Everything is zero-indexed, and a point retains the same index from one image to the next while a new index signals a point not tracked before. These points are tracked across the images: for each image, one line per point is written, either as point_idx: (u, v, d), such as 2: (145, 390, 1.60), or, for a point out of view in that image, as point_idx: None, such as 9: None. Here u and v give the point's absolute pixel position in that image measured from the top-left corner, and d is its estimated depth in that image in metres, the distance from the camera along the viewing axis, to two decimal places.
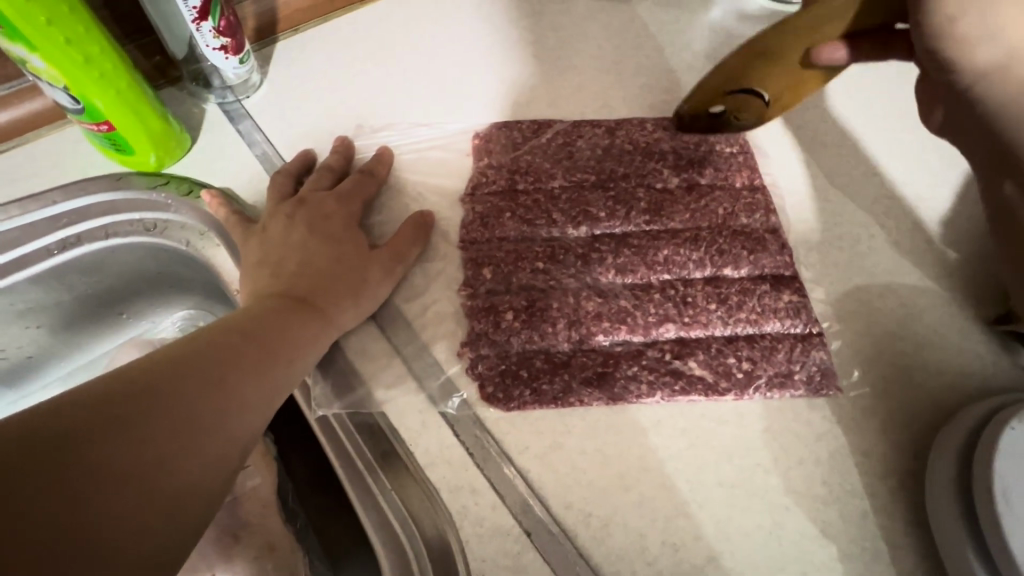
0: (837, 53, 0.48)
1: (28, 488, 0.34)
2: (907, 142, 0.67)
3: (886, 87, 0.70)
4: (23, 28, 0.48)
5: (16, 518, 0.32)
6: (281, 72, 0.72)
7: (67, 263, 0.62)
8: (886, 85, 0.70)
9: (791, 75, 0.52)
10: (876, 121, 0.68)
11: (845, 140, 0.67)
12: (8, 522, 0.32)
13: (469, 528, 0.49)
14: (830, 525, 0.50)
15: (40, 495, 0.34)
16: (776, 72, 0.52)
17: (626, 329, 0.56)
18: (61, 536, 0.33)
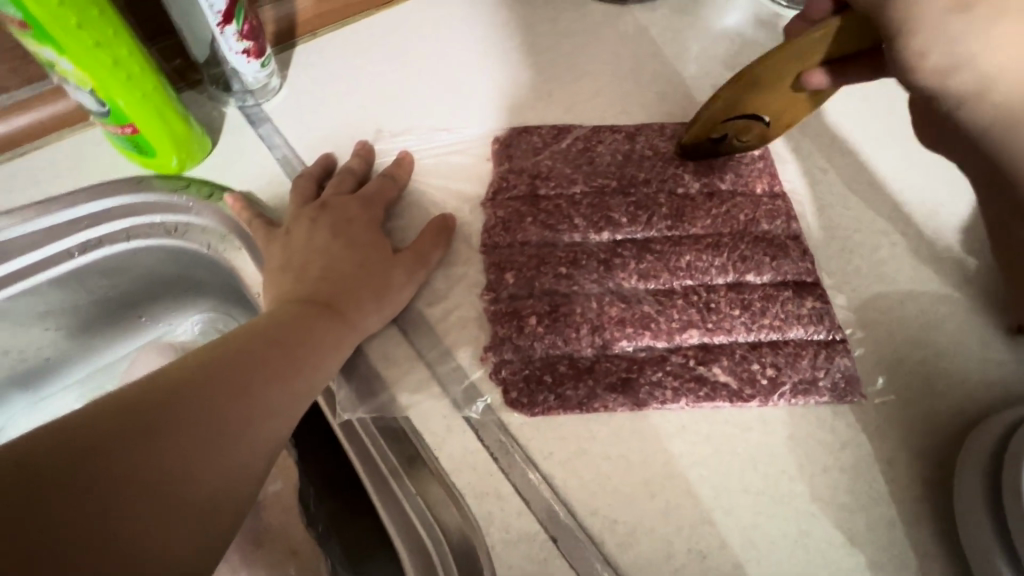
0: (821, 79, 0.49)
1: (30, 489, 0.33)
2: (890, 151, 0.67)
3: (854, 97, 0.70)
4: (54, 30, 0.48)
5: (19, 518, 0.32)
6: (301, 76, 0.72)
7: (87, 265, 0.62)
8: (856, 95, 0.70)
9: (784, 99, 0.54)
10: (857, 134, 0.68)
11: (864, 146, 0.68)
12: (8, 525, 0.32)
13: (495, 534, 0.49)
14: (857, 533, 0.50)
15: (39, 495, 0.33)
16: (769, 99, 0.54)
17: (649, 334, 0.55)
18: (62, 538, 0.32)
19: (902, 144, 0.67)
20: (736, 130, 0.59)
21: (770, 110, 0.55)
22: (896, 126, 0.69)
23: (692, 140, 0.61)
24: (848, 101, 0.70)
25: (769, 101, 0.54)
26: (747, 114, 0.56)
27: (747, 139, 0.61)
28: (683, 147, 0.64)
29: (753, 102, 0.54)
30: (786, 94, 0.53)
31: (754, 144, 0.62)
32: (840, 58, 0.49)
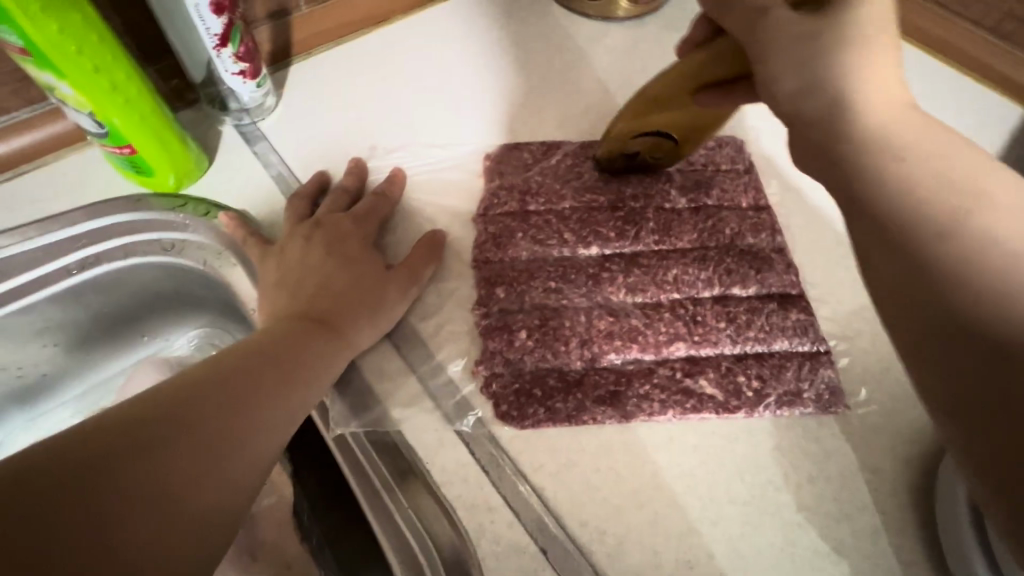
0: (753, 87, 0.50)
1: (33, 505, 0.34)
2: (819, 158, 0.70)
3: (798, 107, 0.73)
4: (55, 57, 0.50)
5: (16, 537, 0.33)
6: (296, 94, 0.74)
7: (85, 282, 0.64)
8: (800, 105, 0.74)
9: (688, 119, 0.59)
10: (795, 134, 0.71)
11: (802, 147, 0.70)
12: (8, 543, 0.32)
13: (487, 546, 0.50)
14: (842, 543, 0.51)
15: (39, 512, 0.34)
16: (676, 118, 0.59)
17: (637, 347, 0.57)
18: (64, 551, 0.34)
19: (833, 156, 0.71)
20: (650, 146, 0.63)
21: (677, 127, 0.60)
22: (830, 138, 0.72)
23: (607, 155, 0.65)
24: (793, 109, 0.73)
25: (674, 116, 0.58)
26: (657, 131, 0.61)
27: (661, 155, 0.64)
28: (601, 162, 0.66)
29: (660, 120, 0.59)
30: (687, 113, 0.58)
31: (668, 162, 0.65)
32: (720, 85, 0.54)
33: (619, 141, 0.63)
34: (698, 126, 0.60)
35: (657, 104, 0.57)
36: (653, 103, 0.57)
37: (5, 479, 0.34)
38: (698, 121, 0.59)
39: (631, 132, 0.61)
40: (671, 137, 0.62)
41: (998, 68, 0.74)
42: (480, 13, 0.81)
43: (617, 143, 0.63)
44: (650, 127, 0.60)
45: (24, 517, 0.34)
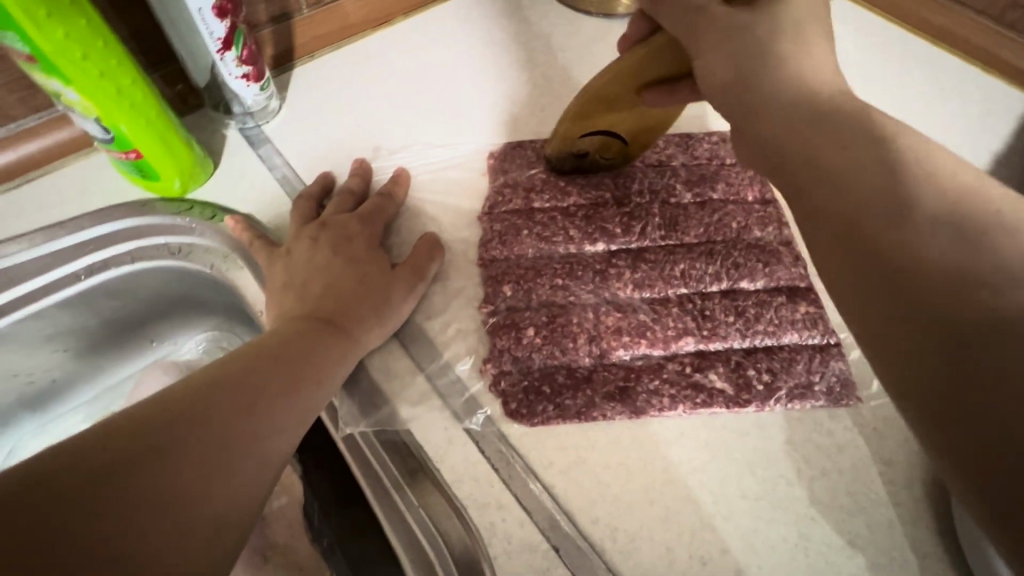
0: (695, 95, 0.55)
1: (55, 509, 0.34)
2: None
3: None
4: (61, 64, 0.50)
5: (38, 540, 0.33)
6: (299, 97, 0.74)
7: (94, 288, 0.64)
8: None
9: (632, 119, 0.61)
10: None
11: None
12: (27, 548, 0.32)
13: (498, 544, 0.50)
14: (857, 536, 0.50)
15: (62, 516, 0.34)
16: (622, 117, 0.61)
17: (645, 343, 0.56)
18: (86, 554, 0.33)
19: None
20: (599, 145, 0.64)
21: (624, 125, 0.62)
22: None
23: (557, 153, 0.65)
24: None
25: (619, 118, 0.61)
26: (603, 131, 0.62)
27: (608, 157, 0.66)
28: (551, 161, 0.66)
29: (605, 119, 0.61)
30: (632, 112, 0.60)
31: (619, 164, 0.67)
32: (663, 83, 0.57)
33: (568, 138, 0.64)
34: (646, 127, 0.62)
35: (607, 107, 0.60)
36: (598, 99, 0.58)
37: (17, 486, 0.34)
38: (646, 123, 0.62)
39: (578, 132, 0.62)
40: (618, 135, 0.63)
41: (1002, 55, 0.73)
42: (481, 14, 0.81)
43: (566, 140, 0.64)
44: (597, 128, 0.62)
45: (47, 521, 0.34)
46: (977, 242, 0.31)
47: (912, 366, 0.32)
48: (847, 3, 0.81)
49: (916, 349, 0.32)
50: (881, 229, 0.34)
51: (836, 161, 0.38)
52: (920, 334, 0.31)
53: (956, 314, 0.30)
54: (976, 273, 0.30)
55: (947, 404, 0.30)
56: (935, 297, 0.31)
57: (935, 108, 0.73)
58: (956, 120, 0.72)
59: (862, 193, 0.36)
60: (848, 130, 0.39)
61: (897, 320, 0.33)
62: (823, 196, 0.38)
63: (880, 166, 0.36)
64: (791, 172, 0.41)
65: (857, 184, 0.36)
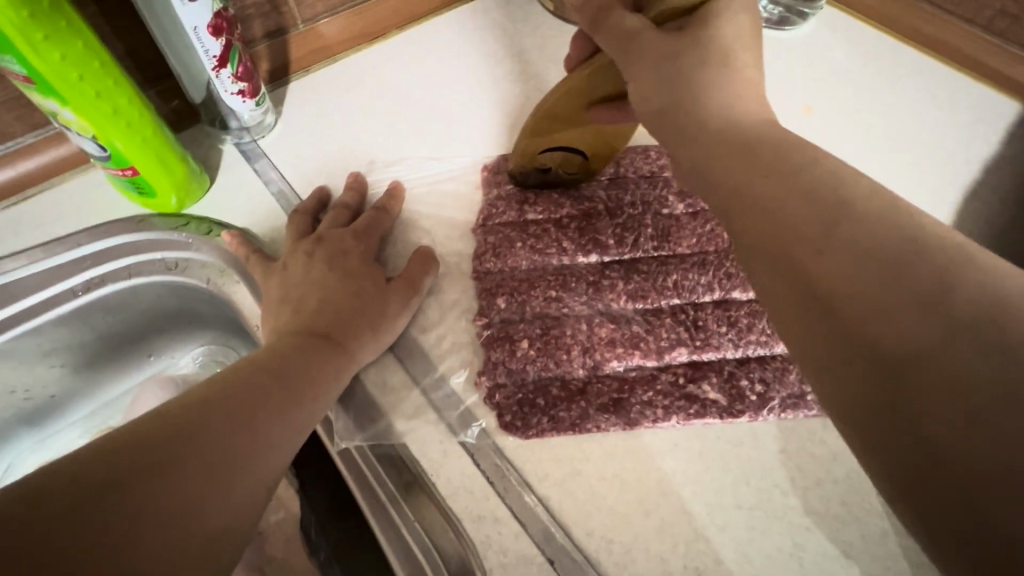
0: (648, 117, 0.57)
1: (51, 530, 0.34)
2: None
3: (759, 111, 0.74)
4: (58, 85, 0.51)
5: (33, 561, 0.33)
6: (295, 112, 0.75)
7: (92, 303, 0.65)
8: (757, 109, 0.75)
9: (588, 134, 0.62)
10: None
11: None
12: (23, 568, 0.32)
13: (494, 557, 0.50)
14: (852, 546, 0.50)
15: (58, 538, 0.34)
16: (578, 134, 0.61)
17: (639, 353, 0.57)
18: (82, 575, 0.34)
19: None
20: (560, 160, 0.65)
21: (582, 140, 0.62)
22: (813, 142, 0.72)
23: (519, 169, 0.66)
24: None
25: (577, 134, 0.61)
26: (561, 146, 0.63)
27: (573, 171, 0.66)
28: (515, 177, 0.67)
29: (562, 135, 0.62)
30: (587, 128, 0.61)
31: (583, 179, 0.67)
32: (611, 100, 0.58)
33: (528, 154, 0.64)
34: (604, 142, 0.63)
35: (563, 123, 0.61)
36: (551, 117, 0.60)
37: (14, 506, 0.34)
38: (604, 138, 0.62)
39: (536, 148, 0.63)
40: (578, 151, 0.64)
41: (990, 63, 0.74)
42: (476, 26, 0.82)
43: (525, 156, 0.64)
44: (556, 143, 0.63)
45: (43, 542, 0.34)
46: (896, 263, 0.30)
47: (848, 395, 0.31)
48: (836, 12, 0.82)
49: (853, 377, 0.31)
50: (810, 256, 0.34)
51: (766, 193, 0.39)
52: (853, 360, 0.31)
53: (883, 337, 0.30)
54: (898, 294, 0.30)
55: (887, 435, 0.29)
56: (864, 321, 0.31)
57: (924, 116, 0.73)
58: (946, 128, 0.72)
59: (792, 218, 0.36)
60: (778, 163, 0.40)
61: (828, 346, 0.32)
62: (754, 227, 0.38)
63: (808, 193, 0.36)
64: (727, 209, 0.42)
65: (787, 213, 0.36)
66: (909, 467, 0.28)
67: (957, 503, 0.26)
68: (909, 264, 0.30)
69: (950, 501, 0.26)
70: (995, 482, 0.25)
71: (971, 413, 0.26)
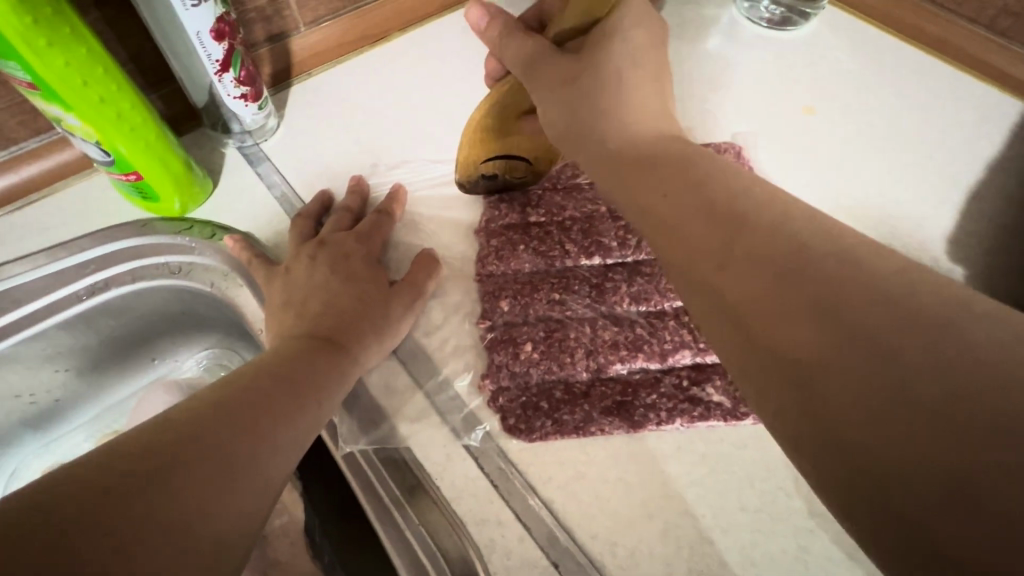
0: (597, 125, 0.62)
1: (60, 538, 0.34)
2: (804, 160, 0.71)
3: (757, 113, 0.74)
4: (62, 90, 0.51)
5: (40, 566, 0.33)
6: (298, 115, 0.75)
7: (96, 307, 0.65)
8: (757, 110, 0.74)
9: (529, 142, 0.64)
10: (771, 139, 0.72)
11: (792, 153, 0.71)
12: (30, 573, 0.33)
13: (498, 561, 0.50)
14: (856, 548, 0.50)
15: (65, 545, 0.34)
16: (518, 139, 0.64)
17: (642, 356, 0.56)
18: None
19: (814, 155, 0.71)
20: (507, 168, 0.65)
21: (524, 147, 0.64)
22: (814, 142, 0.72)
23: (468, 178, 0.67)
24: (750, 118, 0.74)
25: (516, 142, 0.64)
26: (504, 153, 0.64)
27: (521, 175, 0.66)
28: (468, 185, 0.68)
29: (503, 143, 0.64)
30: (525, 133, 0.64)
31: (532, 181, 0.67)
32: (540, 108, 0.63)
33: (473, 165, 0.65)
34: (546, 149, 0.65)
35: (498, 133, 0.64)
36: (486, 128, 0.63)
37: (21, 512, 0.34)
38: (545, 144, 0.64)
39: (481, 157, 0.64)
40: (523, 158, 0.65)
41: (995, 63, 0.73)
42: None
43: (471, 166, 0.65)
44: (495, 151, 0.64)
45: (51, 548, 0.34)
46: (792, 268, 0.33)
47: (772, 402, 0.32)
48: (838, 12, 0.82)
49: (769, 386, 0.32)
50: (717, 274, 0.36)
51: (672, 215, 0.41)
52: (766, 370, 0.33)
53: (792, 342, 0.31)
54: (795, 300, 0.32)
55: (813, 440, 0.30)
56: (770, 331, 0.33)
57: (928, 115, 0.73)
58: (950, 127, 0.72)
59: (697, 235, 0.38)
60: (688, 177, 0.42)
61: (748, 359, 0.34)
62: (664, 247, 0.41)
63: (706, 209, 0.39)
64: (641, 229, 0.44)
65: (691, 233, 0.39)
66: (841, 468, 0.28)
67: (891, 500, 0.27)
68: (801, 267, 0.32)
69: (882, 498, 0.27)
70: (925, 475, 0.25)
71: (883, 403, 0.27)
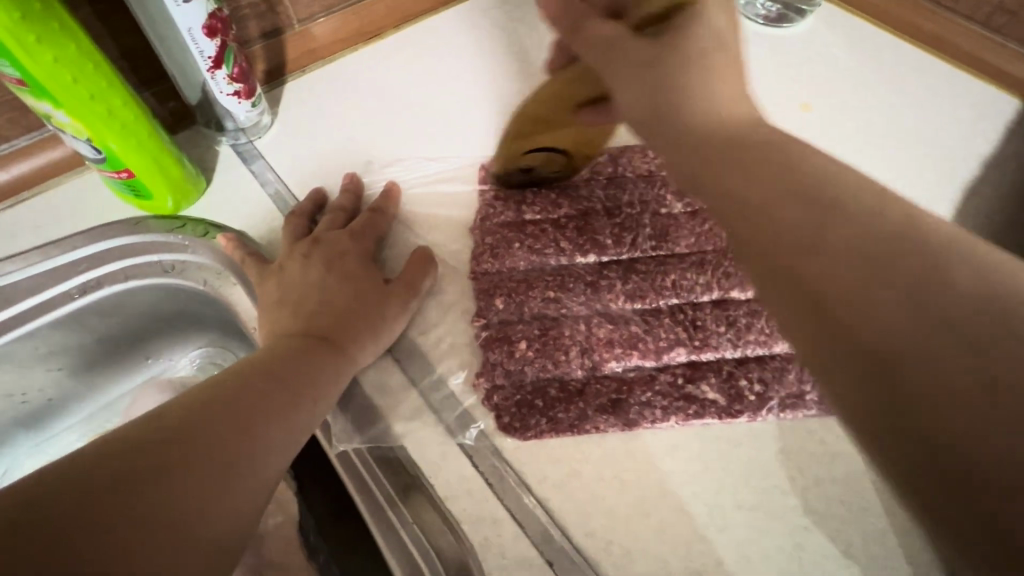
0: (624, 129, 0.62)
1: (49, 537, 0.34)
2: None
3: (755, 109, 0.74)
4: (52, 87, 0.51)
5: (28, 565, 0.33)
6: (291, 112, 0.74)
7: (88, 306, 0.64)
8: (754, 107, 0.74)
9: (572, 137, 0.64)
10: None
11: None
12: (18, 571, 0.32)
13: (493, 559, 0.50)
14: (850, 545, 0.50)
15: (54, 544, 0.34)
16: (562, 134, 0.63)
17: (637, 354, 0.56)
18: None
19: None
20: (544, 160, 0.66)
21: (565, 141, 0.64)
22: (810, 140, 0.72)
23: (503, 170, 0.67)
24: None
25: (559, 136, 0.63)
26: (546, 146, 0.65)
27: (556, 169, 0.66)
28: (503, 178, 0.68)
29: (547, 137, 0.64)
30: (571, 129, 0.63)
31: (566, 175, 0.67)
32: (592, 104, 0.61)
33: (513, 153, 0.66)
34: (584, 143, 0.65)
35: (542, 126, 0.64)
36: (532, 123, 0.64)
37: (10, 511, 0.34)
38: (584, 139, 0.64)
39: (521, 148, 0.65)
40: (560, 151, 0.65)
41: (991, 62, 0.73)
42: (472, 25, 0.82)
43: (510, 153, 0.66)
44: (539, 144, 0.64)
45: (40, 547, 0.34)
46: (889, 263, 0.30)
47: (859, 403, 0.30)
48: (835, 9, 0.82)
49: (842, 379, 0.30)
50: (804, 258, 0.33)
51: (756, 196, 0.37)
52: (846, 363, 0.30)
53: (883, 341, 0.29)
54: (890, 298, 0.30)
55: (910, 448, 0.28)
56: (852, 323, 0.30)
57: (925, 113, 0.73)
58: (947, 125, 0.72)
59: (783, 216, 0.35)
60: (768, 159, 0.39)
61: (830, 355, 0.31)
62: (736, 226, 0.37)
63: (794, 189, 0.36)
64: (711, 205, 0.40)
65: (776, 212, 0.35)
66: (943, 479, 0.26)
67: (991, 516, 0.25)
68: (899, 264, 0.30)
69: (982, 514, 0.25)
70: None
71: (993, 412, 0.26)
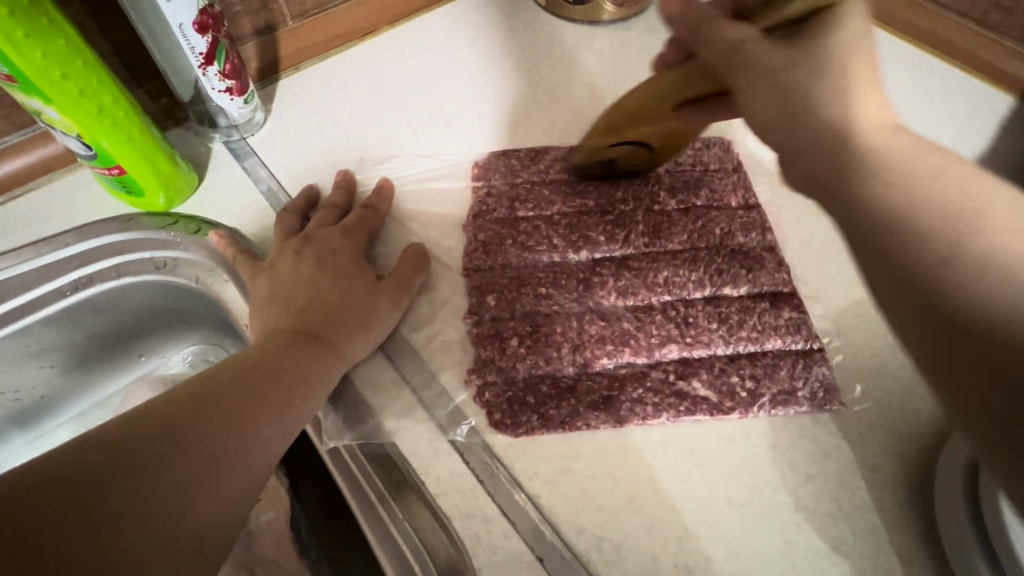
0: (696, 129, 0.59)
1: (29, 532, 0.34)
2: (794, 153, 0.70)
3: None
4: (40, 83, 0.50)
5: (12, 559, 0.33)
6: (284, 109, 0.74)
7: (79, 303, 0.64)
8: None
9: (664, 133, 0.61)
10: None
11: None
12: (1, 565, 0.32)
13: (483, 556, 0.50)
14: (842, 542, 0.50)
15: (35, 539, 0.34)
16: (654, 130, 0.60)
17: (628, 351, 0.56)
18: None
19: None
20: (628, 154, 0.64)
21: (655, 137, 0.61)
22: None
23: (585, 161, 0.65)
24: None
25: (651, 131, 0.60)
26: (635, 141, 0.62)
27: (637, 164, 0.65)
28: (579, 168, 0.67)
29: (637, 131, 0.60)
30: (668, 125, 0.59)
31: (647, 169, 0.66)
32: (701, 101, 0.56)
33: (600, 146, 0.63)
34: (675, 139, 0.62)
35: (640, 121, 0.59)
36: (627, 116, 0.59)
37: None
38: (678, 135, 0.61)
39: (607, 141, 0.62)
40: (647, 145, 0.62)
41: (983, 59, 0.73)
42: (466, 22, 0.81)
43: (596, 145, 0.63)
44: (627, 139, 0.61)
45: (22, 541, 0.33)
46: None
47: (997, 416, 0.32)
48: None
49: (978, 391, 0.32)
50: (932, 267, 0.35)
51: (886, 212, 0.38)
52: (980, 375, 0.32)
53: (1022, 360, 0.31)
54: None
55: None
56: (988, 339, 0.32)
57: (919, 110, 0.73)
58: (942, 122, 0.72)
59: (920, 230, 0.36)
60: (908, 175, 0.39)
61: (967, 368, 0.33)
62: (867, 236, 0.39)
63: (942, 210, 0.37)
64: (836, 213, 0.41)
65: (915, 226, 0.36)
66: None
67: None
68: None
69: None
70: None
71: None
